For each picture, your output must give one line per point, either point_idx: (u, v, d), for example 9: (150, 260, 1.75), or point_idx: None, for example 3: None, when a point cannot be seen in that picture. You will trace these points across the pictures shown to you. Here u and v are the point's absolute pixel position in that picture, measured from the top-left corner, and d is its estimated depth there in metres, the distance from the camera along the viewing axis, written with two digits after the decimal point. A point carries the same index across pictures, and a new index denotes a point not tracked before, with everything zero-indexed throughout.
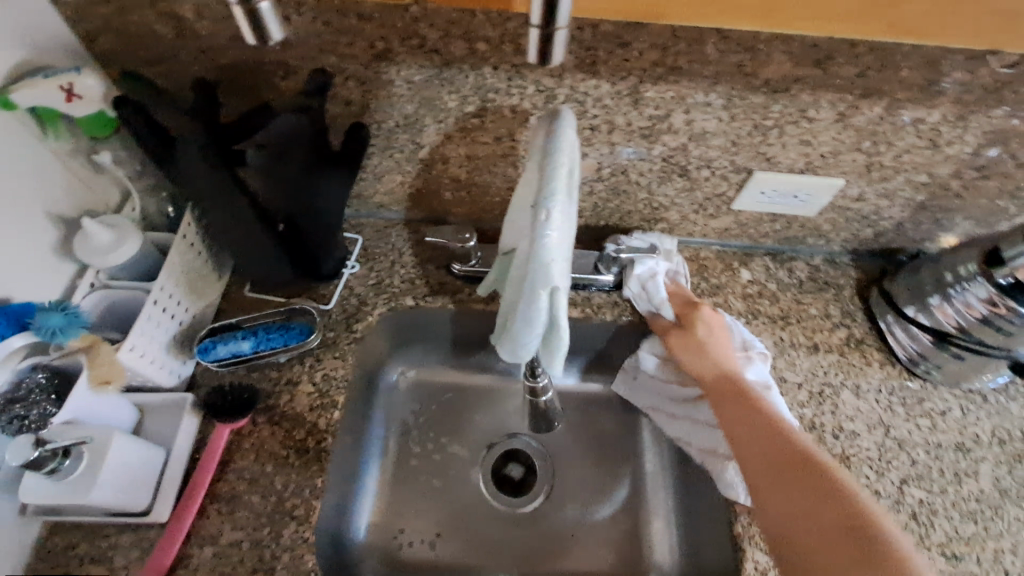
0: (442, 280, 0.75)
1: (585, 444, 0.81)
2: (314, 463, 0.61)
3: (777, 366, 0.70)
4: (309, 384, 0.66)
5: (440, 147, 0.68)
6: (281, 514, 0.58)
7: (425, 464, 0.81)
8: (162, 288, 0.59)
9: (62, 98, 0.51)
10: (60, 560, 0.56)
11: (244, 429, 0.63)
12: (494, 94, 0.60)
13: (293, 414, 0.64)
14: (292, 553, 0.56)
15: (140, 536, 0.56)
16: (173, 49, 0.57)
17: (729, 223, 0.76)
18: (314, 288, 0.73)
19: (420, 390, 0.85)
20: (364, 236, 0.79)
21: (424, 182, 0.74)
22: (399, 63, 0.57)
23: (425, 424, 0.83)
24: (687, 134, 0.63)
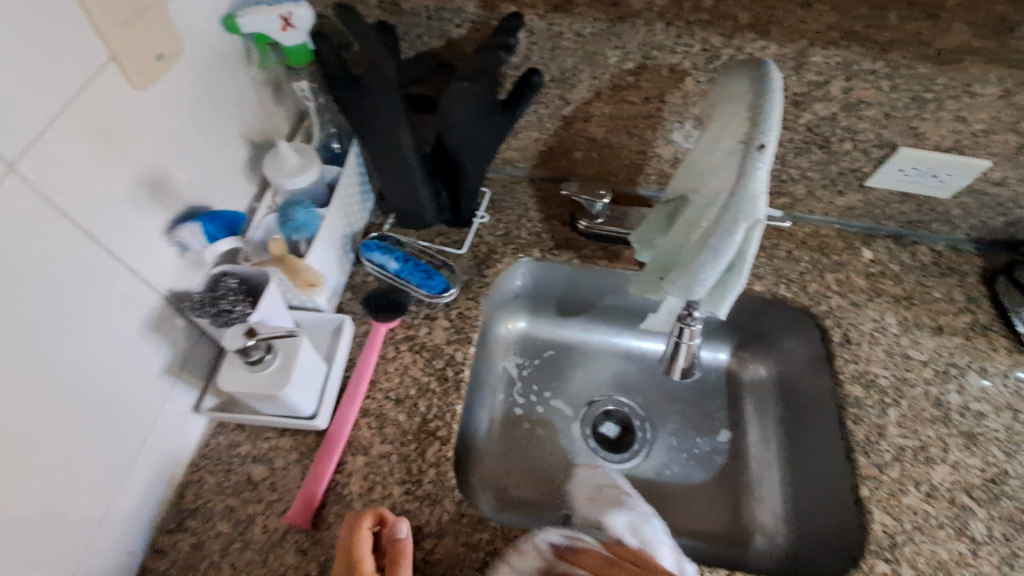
0: (566, 236, 0.78)
1: (684, 409, 0.85)
2: (453, 391, 0.65)
3: (901, 343, 0.70)
4: (446, 320, 0.70)
5: (586, 104, 0.71)
6: (426, 434, 0.62)
7: (529, 414, 0.84)
8: (332, 216, 0.64)
9: (278, 27, 0.55)
10: (223, 458, 0.61)
11: (389, 353, 0.67)
12: (658, 52, 0.62)
13: (433, 345, 0.68)
14: (438, 469, 0.60)
15: (298, 440, 0.61)
16: None
17: (856, 201, 0.76)
18: (447, 233, 0.77)
19: (525, 344, 0.88)
20: (492, 190, 0.82)
21: (559, 140, 0.77)
22: (575, 16, 0.60)
23: (529, 377, 0.87)
24: (840, 103, 0.63)
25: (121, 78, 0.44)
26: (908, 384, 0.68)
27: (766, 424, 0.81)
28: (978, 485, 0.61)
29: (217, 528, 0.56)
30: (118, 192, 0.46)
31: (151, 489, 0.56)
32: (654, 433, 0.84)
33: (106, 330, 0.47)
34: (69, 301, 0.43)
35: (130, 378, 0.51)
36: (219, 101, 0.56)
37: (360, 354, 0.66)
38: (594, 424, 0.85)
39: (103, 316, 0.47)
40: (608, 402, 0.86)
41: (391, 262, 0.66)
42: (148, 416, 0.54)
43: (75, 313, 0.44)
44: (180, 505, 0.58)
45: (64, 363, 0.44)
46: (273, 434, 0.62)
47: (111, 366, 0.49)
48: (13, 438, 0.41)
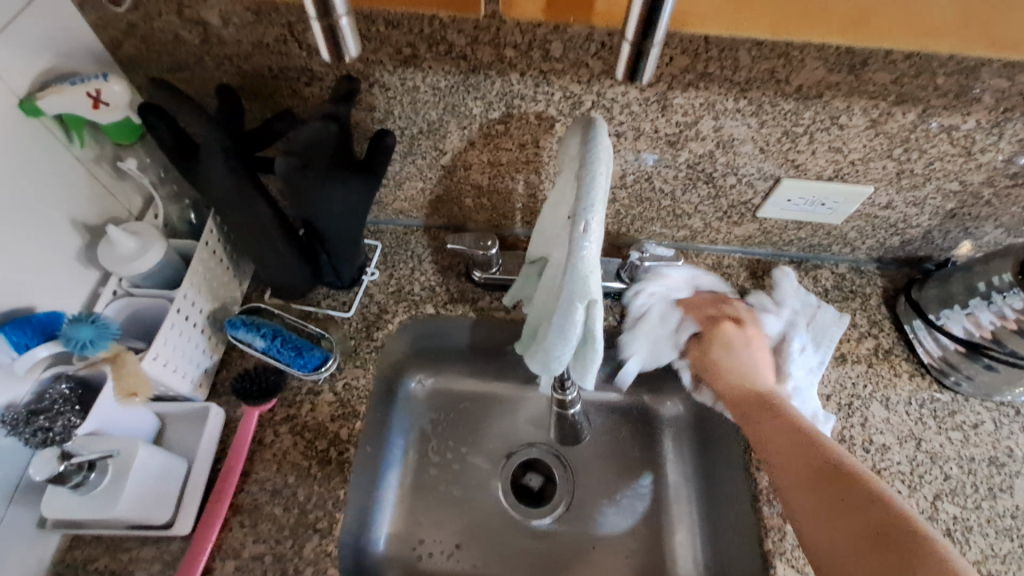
0: (462, 288, 0.75)
1: (606, 453, 0.81)
2: (335, 474, 0.60)
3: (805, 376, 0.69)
4: (330, 393, 0.65)
5: (462, 153, 0.67)
6: (304, 527, 0.57)
7: (444, 473, 0.80)
8: (185, 298, 0.59)
9: (89, 106, 0.51)
10: None
11: (266, 438, 0.62)
12: (520, 101, 0.59)
13: (315, 424, 0.63)
14: (316, 567, 0.55)
15: (161, 549, 0.55)
16: (197, 55, 0.57)
17: (753, 230, 0.75)
18: (334, 295, 0.72)
19: (438, 399, 0.84)
20: (384, 243, 0.78)
21: (445, 189, 0.73)
22: (426, 70, 0.57)
23: (443, 433, 0.82)
24: (714, 141, 0.62)
25: None
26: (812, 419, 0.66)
27: (686, 463, 0.79)
28: None
29: None
30: None
31: None
32: (574, 480, 0.81)
33: None
34: None
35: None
36: (31, 191, 0.51)
37: (232, 441, 0.61)
38: (514, 477, 0.81)
39: None
40: (527, 451, 0.83)
41: (257, 342, 0.61)
42: None
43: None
44: None
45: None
46: (132, 545, 0.56)
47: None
48: None
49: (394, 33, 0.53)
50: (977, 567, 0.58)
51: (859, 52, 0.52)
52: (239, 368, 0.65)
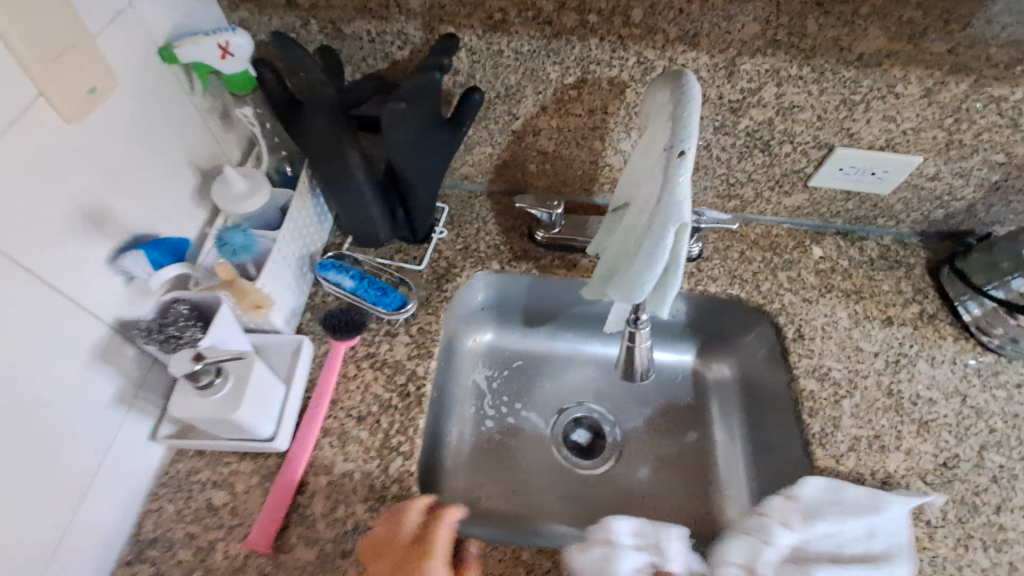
0: (525, 247, 0.80)
1: (651, 411, 0.86)
2: (415, 406, 0.65)
3: (853, 335, 0.72)
4: (406, 335, 0.70)
5: (533, 119, 0.73)
6: (389, 450, 0.62)
7: (500, 425, 0.85)
8: (284, 238, 0.64)
9: (218, 55, 0.57)
10: (182, 485, 0.60)
11: (349, 372, 0.67)
12: (596, 66, 0.64)
13: (394, 361, 0.68)
14: (400, 484, 0.60)
15: (260, 463, 0.61)
16: (305, 19, 0.63)
17: (803, 200, 0.79)
18: (406, 250, 0.78)
19: (494, 355, 0.89)
20: (450, 206, 0.84)
21: (512, 154, 0.79)
22: (513, 34, 0.62)
23: (498, 388, 0.87)
24: (774, 108, 0.66)
25: (51, 114, 0.44)
26: (860, 375, 0.69)
27: (731, 421, 0.83)
28: (929, 469, 0.63)
29: (177, 556, 0.56)
30: (59, 225, 0.46)
31: (107, 523, 0.55)
32: (623, 436, 0.85)
33: (50, 362, 0.47)
34: (9, 335, 0.43)
35: (80, 410, 0.51)
36: (162, 130, 0.57)
37: (319, 372, 0.66)
38: (565, 433, 0.85)
39: (45, 350, 0.46)
40: (578, 408, 0.87)
41: (346, 281, 0.68)
42: (100, 447, 0.53)
43: (11, 352, 0.44)
44: (140, 536, 0.57)
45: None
46: (233, 459, 0.61)
47: (56, 399, 0.48)
48: None
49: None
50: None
51: (918, 22, 0.56)
52: (324, 310, 0.70)
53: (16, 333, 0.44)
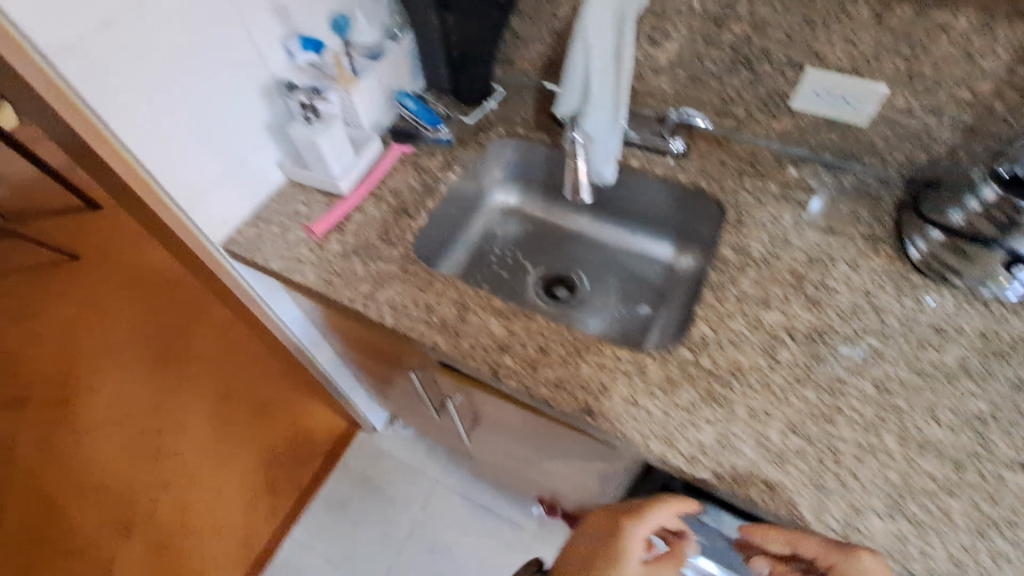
0: (550, 125, 1.03)
1: (620, 282, 1.05)
2: (430, 193, 0.94)
3: (788, 233, 0.84)
4: (443, 157, 0.99)
5: (571, 21, 0.95)
6: (402, 213, 0.92)
7: (501, 262, 1.09)
8: (380, 71, 0.96)
9: None
10: (288, 198, 0.96)
11: (396, 168, 0.98)
12: None
13: (428, 169, 0.98)
14: (402, 232, 0.89)
15: (330, 200, 0.94)
16: None
17: (790, 126, 0.91)
18: (464, 110, 1.06)
19: (513, 215, 1.14)
20: (508, 91, 1.10)
21: (555, 53, 1.02)
22: None
23: (510, 239, 1.12)
24: (750, 24, 0.81)
25: None
26: (777, 258, 0.81)
27: (676, 295, 1.00)
28: (800, 331, 0.74)
29: (272, 229, 0.91)
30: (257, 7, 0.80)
31: (242, 195, 0.91)
32: (590, 296, 1.04)
33: (225, 82, 0.81)
34: (204, 48, 0.76)
35: (245, 112, 0.86)
36: None
37: (382, 161, 0.98)
38: (547, 284, 1.07)
39: (233, 76, 0.81)
40: (563, 270, 1.09)
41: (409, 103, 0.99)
42: (247, 149, 0.89)
43: (212, 67, 0.78)
44: (256, 214, 0.93)
45: (203, 79, 0.77)
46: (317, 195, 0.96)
47: (235, 107, 0.84)
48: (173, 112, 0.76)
49: None
50: (872, 380, 0.69)
51: None
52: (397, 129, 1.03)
53: (210, 51, 0.77)
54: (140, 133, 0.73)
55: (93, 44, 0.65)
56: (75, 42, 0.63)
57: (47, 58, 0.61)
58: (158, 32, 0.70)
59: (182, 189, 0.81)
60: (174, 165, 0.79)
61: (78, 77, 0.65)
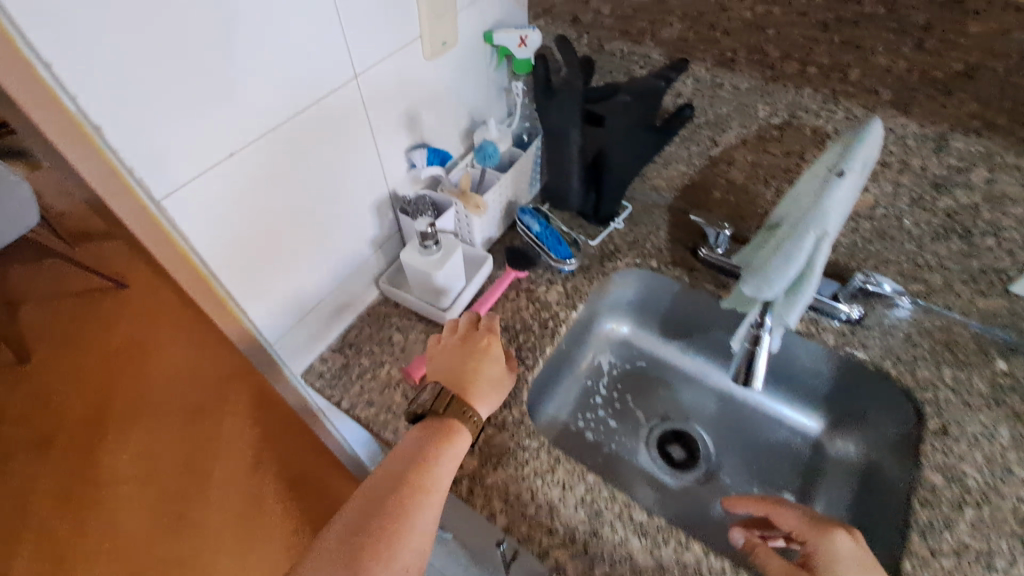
0: (687, 258, 0.88)
1: (755, 454, 0.86)
2: (547, 335, 0.79)
3: (1009, 457, 0.65)
4: (562, 286, 0.85)
5: (732, 149, 0.81)
6: (514, 359, 0.77)
7: (607, 406, 0.93)
8: (504, 184, 0.83)
9: (517, 44, 0.78)
10: (381, 319, 0.83)
11: (509, 295, 0.84)
12: (803, 113, 0.71)
13: (545, 301, 0.83)
14: (514, 386, 0.74)
15: (430, 328, 0.81)
16: (578, 32, 0.82)
17: (1001, 306, 0.73)
18: (586, 227, 0.92)
19: (623, 347, 0.99)
20: (635, 209, 0.95)
21: (702, 177, 0.87)
22: (736, 73, 0.72)
23: (618, 376, 0.96)
24: (982, 194, 0.66)
25: (420, 49, 0.69)
26: (1001, 494, 0.63)
27: (836, 494, 0.80)
28: None
29: (361, 359, 0.78)
30: (384, 117, 0.69)
31: (333, 316, 0.78)
32: (717, 466, 0.86)
33: (338, 200, 0.68)
34: (324, 168, 0.64)
35: (350, 232, 0.73)
36: (461, 80, 0.79)
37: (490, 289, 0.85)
38: (662, 441, 0.90)
39: (346, 192, 0.69)
40: (681, 424, 0.91)
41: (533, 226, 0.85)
42: (347, 267, 0.76)
43: (326, 185, 0.66)
44: (342, 340, 0.80)
45: (316, 200, 0.65)
46: (414, 319, 0.82)
47: (339, 228, 0.71)
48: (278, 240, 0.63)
49: (725, 39, 0.70)
50: None
51: None
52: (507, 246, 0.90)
53: (329, 169, 0.65)
54: (239, 273, 0.60)
55: (208, 183, 0.52)
56: (191, 182, 0.50)
57: (159, 205, 0.48)
58: (281, 160, 0.58)
59: (268, 325, 0.67)
60: (265, 300, 0.65)
61: (187, 221, 0.52)
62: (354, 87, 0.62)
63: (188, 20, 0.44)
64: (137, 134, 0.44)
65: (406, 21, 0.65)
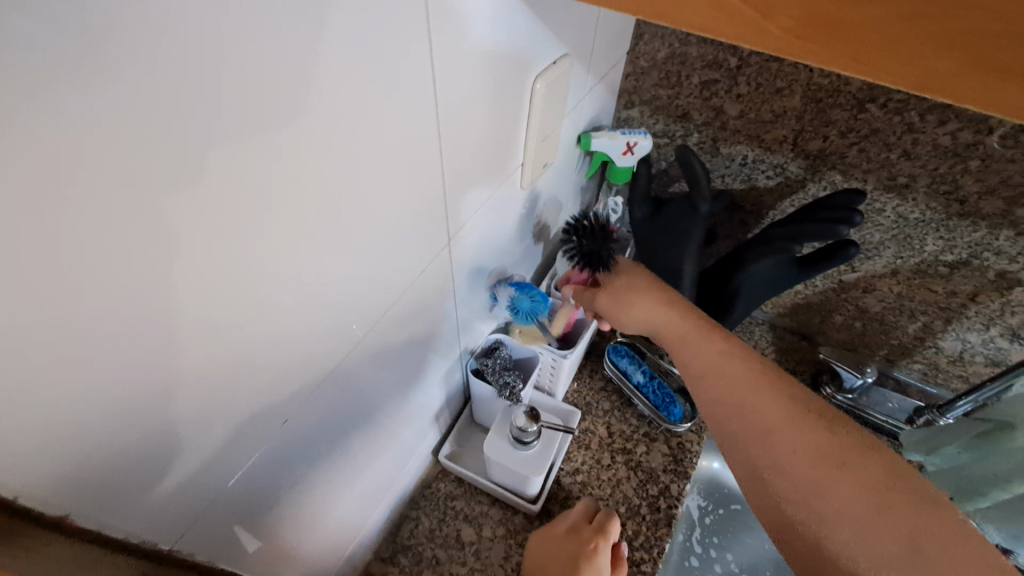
0: None
1: None
2: (662, 522, 0.62)
3: None
4: (665, 444, 0.68)
5: (874, 278, 0.67)
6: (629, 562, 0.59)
7: (704, 567, 0.78)
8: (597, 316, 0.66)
9: (622, 150, 0.63)
10: (438, 506, 0.62)
11: (605, 461, 0.66)
12: (992, 255, 0.57)
13: (648, 467, 0.66)
14: None
15: (507, 516, 0.61)
16: (689, 131, 0.65)
17: None
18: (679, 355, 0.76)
19: (711, 486, 0.82)
20: None
21: (822, 299, 0.73)
22: (907, 201, 0.58)
23: (711, 524, 0.81)
24: None
25: (517, 179, 0.51)
26: None
27: None
28: None
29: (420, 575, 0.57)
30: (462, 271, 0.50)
31: (389, 512, 0.59)
32: None
33: (406, 390, 0.51)
34: (392, 370, 0.46)
35: (414, 408, 0.54)
36: (547, 196, 0.61)
37: (577, 451, 0.67)
38: None
39: (415, 377, 0.51)
40: None
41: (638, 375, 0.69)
42: (408, 452, 0.58)
43: (391, 386, 0.47)
44: (392, 542, 0.59)
45: (379, 409, 0.47)
46: (484, 501, 0.63)
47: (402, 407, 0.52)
48: (332, 481, 0.45)
49: (905, 164, 0.55)
50: None
51: None
52: (589, 385, 0.73)
53: (398, 367, 0.47)
54: (279, 548, 0.43)
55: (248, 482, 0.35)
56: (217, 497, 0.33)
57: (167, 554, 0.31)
58: (347, 372, 0.40)
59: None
60: (314, 555, 0.48)
61: (208, 547, 0.35)
62: (442, 249, 0.45)
63: (216, 254, 0.25)
64: (112, 453, 0.25)
65: (504, 150, 0.47)
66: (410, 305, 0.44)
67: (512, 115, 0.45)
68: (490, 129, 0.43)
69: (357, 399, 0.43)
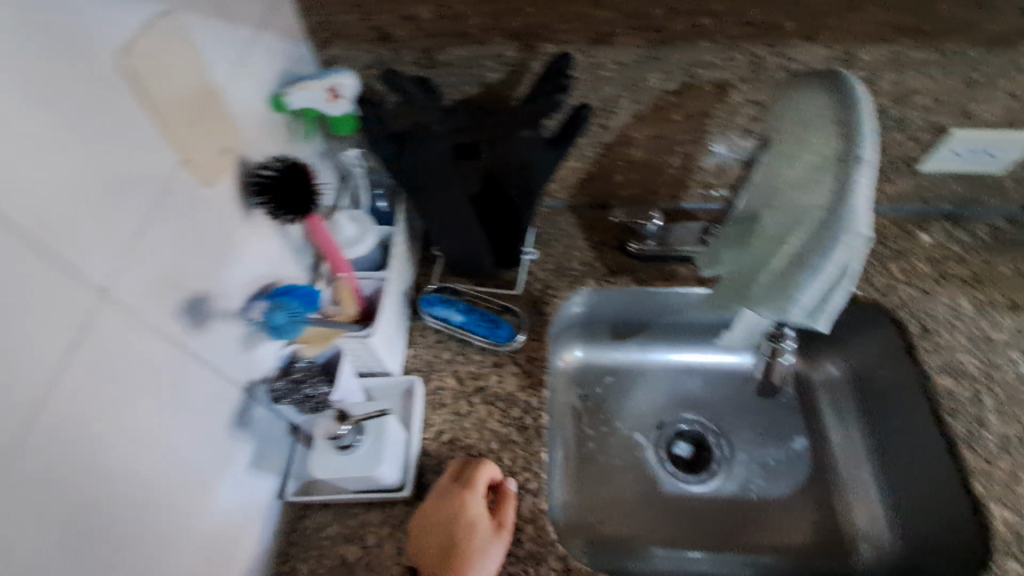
0: (619, 261, 0.76)
1: (757, 412, 0.82)
2: (535, 437, 0.62)
3: (981, 326, 0.68)
4: (514, 364, 0.67)
5: (628, 129, 0.68)
6: (517, 490, 0.59)
7: (602, 445, 0.80)
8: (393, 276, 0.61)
9: (325, 97, 0.54)
10: (313, 542, 0.57)
11: (464, 409, 0.64)
12: (702, 69, 0.60)
13: (506, 394, 0.65)
14: (535, 526, 0.57)
15: (387, 513, 0.58)
16: (397, 49, 0.59)
17: (908, 187, 0.75)
18: (498, 275, 0.74)
19: (582, 373, 0.84)
20: (536, 225, 0.80)
21: (599, 167, 0.74)
22: (616, 47, 0.58)
23: (595, 407, 0.83)
24: (890, 96, 0.62)
25: (191, 178, 0.42)
26: (997, 367, 0.65)
27: (846, 422, 0.78)
28: None
29: None
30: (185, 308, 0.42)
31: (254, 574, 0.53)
32: (733, 448, 0.81)
33: (183, 460, 0.43)
34: (134, 454, 0.38)
35: (205, 475, 0.46)
36: None
37: (434, 414, 0.64)
38: (668, 445, 0.82)
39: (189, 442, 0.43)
40: (679, 421, 0.83)
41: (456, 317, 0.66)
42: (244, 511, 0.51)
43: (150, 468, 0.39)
44: None
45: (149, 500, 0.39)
46: (359, 510, 0.58)
47: (196, 476, 0.45)
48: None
49: (597, 12, 0.55)
50: None
51: None
52: (423, 345, 0.69)
53: (143, 447, 0.38)
54: None
55: None
56: None
57: None
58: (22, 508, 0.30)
59: None
60: None
61: None
62: (95, 305, 0.34)
63: None
64: None
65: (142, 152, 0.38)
66: (85, 389, 0.34)
67: (112, 106, 0.35)
68: (76, 135, 0.33)
69: (70, 528, 0.33)
